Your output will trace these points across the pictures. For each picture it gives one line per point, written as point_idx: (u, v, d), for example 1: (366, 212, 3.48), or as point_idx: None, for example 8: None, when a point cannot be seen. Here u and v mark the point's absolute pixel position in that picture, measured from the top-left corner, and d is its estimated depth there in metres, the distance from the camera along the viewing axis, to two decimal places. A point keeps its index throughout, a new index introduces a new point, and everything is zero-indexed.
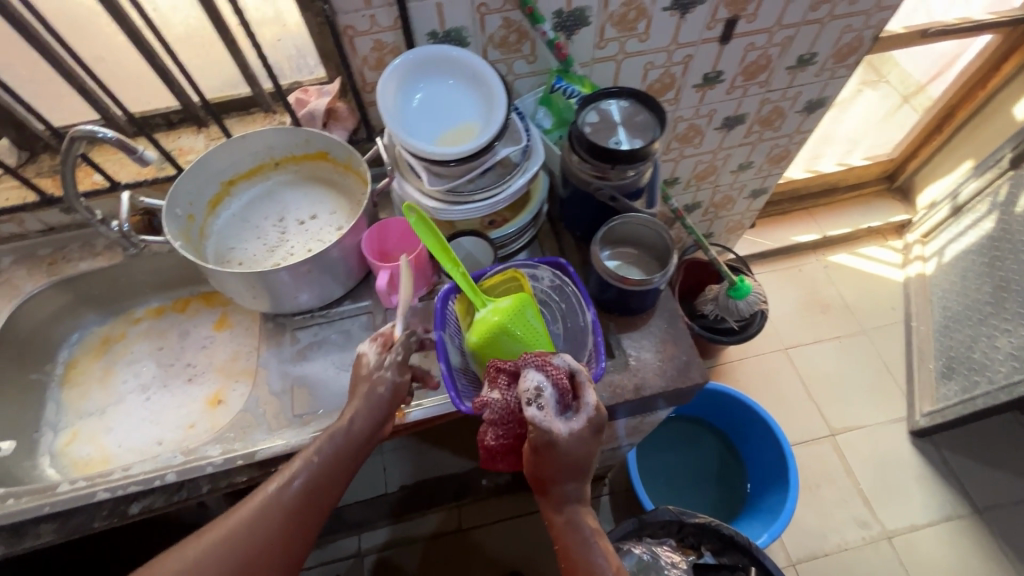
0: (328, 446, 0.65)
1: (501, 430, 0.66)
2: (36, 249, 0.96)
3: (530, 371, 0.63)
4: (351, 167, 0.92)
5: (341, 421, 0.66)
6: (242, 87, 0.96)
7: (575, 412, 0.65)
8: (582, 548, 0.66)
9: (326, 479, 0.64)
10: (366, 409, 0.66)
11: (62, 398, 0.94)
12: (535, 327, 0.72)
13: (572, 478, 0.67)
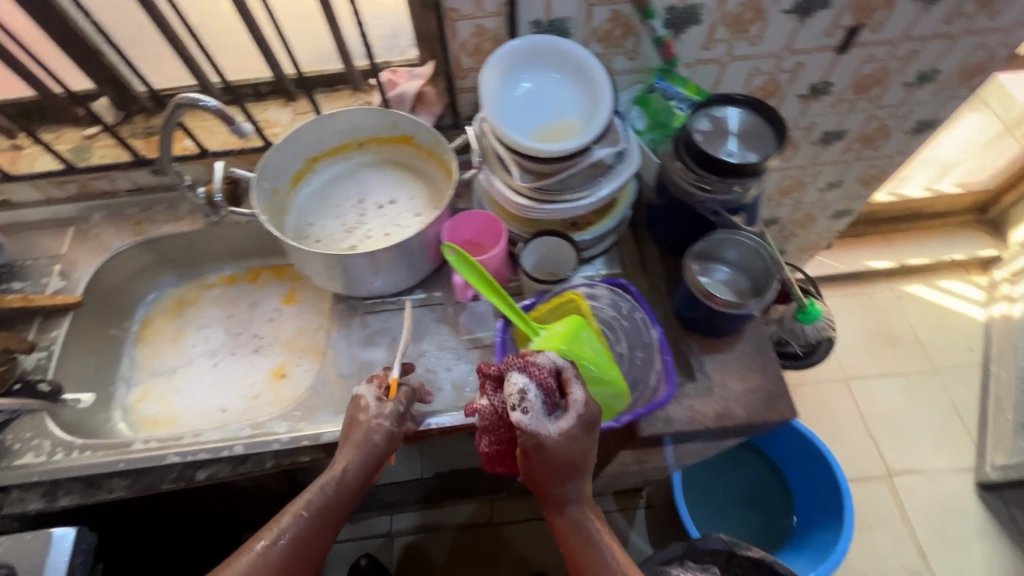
0: (319, 497, 0.64)
1: (492, 436, 0.63)
2: (124, 207, 0.98)
3: (514, 373, 0.58)
4: (434, 153, 0.90)
5: (334, 471, 0.65)
6: (332, 63, 0.95)
7: (564, 410, 0.60)
8: (588, 549, 0.66)
9: (316, 530, 0.63)
10: (355, 457, 0.65)
11: (136, 355, 0.97)
12: (593, 349, 0.68)
13: (572, 482, 0.65)
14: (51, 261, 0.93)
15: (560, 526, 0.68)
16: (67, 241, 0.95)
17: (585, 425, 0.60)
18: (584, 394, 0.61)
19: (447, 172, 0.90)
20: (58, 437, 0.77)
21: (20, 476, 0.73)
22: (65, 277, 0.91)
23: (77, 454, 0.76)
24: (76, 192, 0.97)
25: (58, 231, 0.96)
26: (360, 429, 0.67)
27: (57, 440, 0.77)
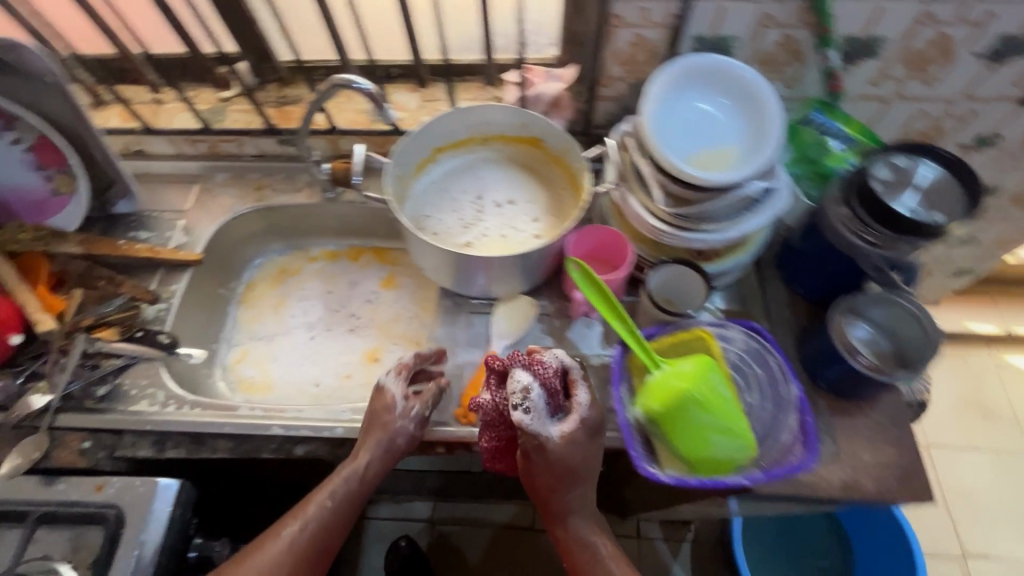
0: (342, 488, 0.69)
1: (493, 433, 0.69)
2: (247, 172, 1.00)
3: (522, 372, 0.63)
4: (561, 159, 0.88)
5: (357, 466, 0.70)
6: (468, 54, 0.94)
7: (568, 413, 0.67)
8: (586, 555, 0.71)
9: (336, 518, 0.68)
10: (377, 453, 0.70)
11: (239, 316, 0.99)
12: (723, 394, 0.64)
13: (575, 493, 0.71)
14: (176, 216, 0.96)
15: (559, 534, 0.73)
16: (192, 197, 0.98)
17: (591, 429, 0.67)
18: (587, 395, 0.68)
19: (574, 182, 0.87)
20: (171, 390, 0.79)
21: (136, 423, 0.76)
22: (188, 234, 0.95)
23: (187, 409, 0.78)
24: (205, 151, 1.00)
25: (185, 187, 0.99)
26: (383, 427, 0.71)
27: (170, 393, 0.79)
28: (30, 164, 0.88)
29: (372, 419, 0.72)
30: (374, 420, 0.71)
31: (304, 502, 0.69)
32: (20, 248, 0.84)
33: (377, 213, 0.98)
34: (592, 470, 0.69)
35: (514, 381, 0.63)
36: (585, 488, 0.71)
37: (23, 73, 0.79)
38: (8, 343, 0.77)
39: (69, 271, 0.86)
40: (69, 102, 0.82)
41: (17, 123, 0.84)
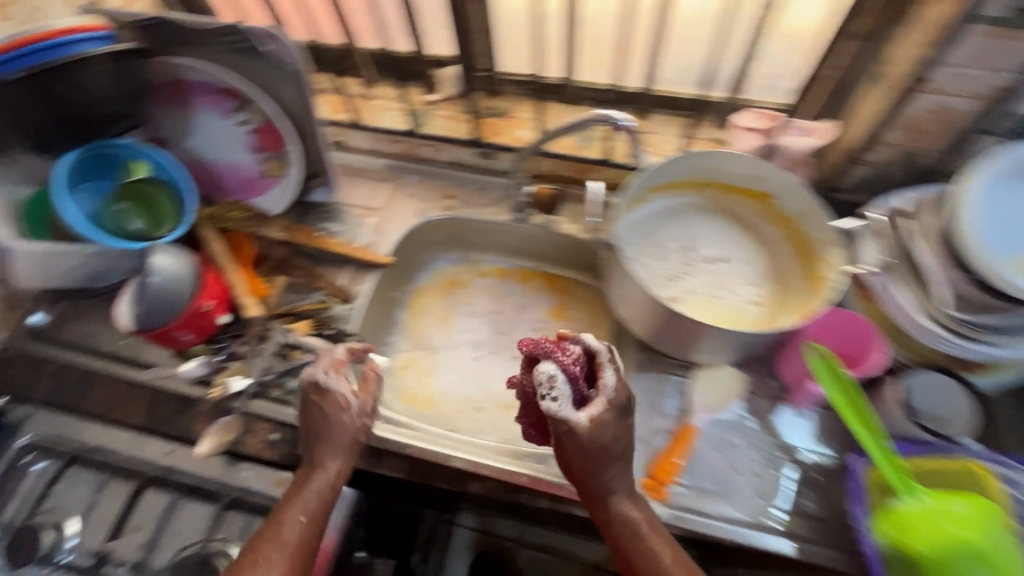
0: (318, 507, 0.62)
1: (523, 407, 0.70)
2: (439, 177, 0.98)
3: (546, 363, 0.61)
4: (789, 221, 0.79)
5: (327, 475, 0.64)
6: (696, 88, 0.87)
7: (595, 398, 0.62)
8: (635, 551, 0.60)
9: (317, 514, 0.61)
10: (337, 457, 0.66)
11: (407, 322, 0.98)
12: (1008, 550, 0.53)
13: (614, 475, 0.62)
14: (366, 213, 0.97)
15: (607, 524, 0.62)
16: (382, 196, 0.98)
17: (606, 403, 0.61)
18: (615, 378, 0.62)
19: (800, 250, 0.78)
20: (354, 396, 0.79)
21: None
22: (376, 233, 0.95)
23: None
24: (400, 151, 1.00)
25: (376, 184, 0.99)
26: (341, 429, 0.67)
27: (353, 398, 0.78)
28: (247, 145, 0.92)
29: (316, 438, 0.66)
30: (315, 422, 0.67)
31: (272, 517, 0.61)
32: (232, 225, 0.89)
33: (563, 241, 0.93)
34: (620, 448, 0.62)
35: (539, 375, 0.61)
36: (621, 467, 0.62)
37: (272, 62, 0.81)
38: (217, 322, 0.79)
39: (272, 255, 0.89)
40: (301, 93, 0.83)
41: (248, 105, 0.88)
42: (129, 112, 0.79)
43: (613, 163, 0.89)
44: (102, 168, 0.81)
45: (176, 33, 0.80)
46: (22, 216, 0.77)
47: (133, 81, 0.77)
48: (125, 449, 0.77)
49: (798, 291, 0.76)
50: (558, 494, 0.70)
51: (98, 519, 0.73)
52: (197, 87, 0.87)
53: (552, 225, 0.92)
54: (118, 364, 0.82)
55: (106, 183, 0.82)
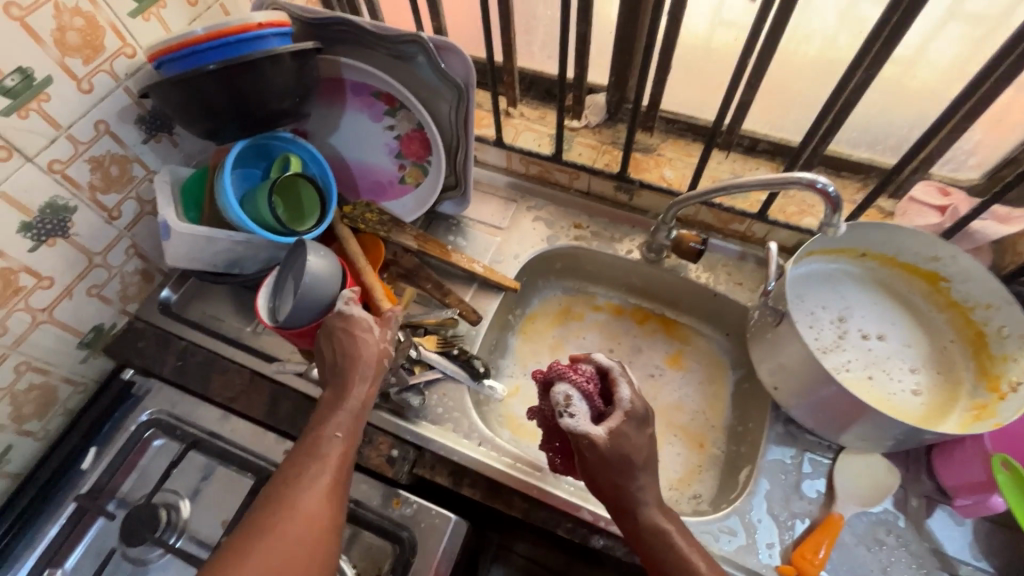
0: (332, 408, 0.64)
1: (545, 431, 0.68)
2: (570, 206, 0.96)
3: (559, 386, 0.59)
4: (960, 308, 0.74)
5: (358, 392, 0.65)
6: (860, 151, 0.84)
7: (613, 413, 0.60)
8: (663, 555, 0.57)
9: (349, 429, 0.63)
10: (368, 383, 0.66)
11: (517, 347, 0.96)
12: None
13: (639, 486, 0.59)
14: (493, 232, 0.95)
15: (642, 537, 0.58)
16: (509, 216, 0.96)
17: (625, 417, 0.59)
18: (632, 390, 0.61)
19: (971, 341, 0.73)
20: (476, 423, 0.77)
21: (443, 448, 0.74)
22: (501, 254, 0.93)
23: (487, 449, 0.74)
24: (532, 173, 0.98)
25: (504, 203, 0.98)
26: (368, 349, 0.67)
27: (474, 425, 0.77)
28: (391, 149, 0.92)
29: (352, 365, 0.66)
30: (349, 350, 0.67)
31: (312, 433, 0.62)
32: (367, 227, 0.88)
33: (694, 289, 0.90)
34: (643, 460, 0.59)
35: (557, 397, 0.59)
36: (646, 474, 0.59)
37: (439, 74, 0.80)
38: None
39: (399, 263, 0.89)
40: (459, 108, 0.82)
41: (400, 111, 0.88)
42: (298, 109, 0.80)
43: (767, 219, 0.83)
44: (255, 157, 0.83)
45: (345, 34, 0.81)
46: (180, 193, 0.79)
47: (307, 78, 0.78)
48: (245, 441, 0.77)
49: (965, 386, 0.71)
50: (575, 515, 0.69)
51: (213, 507, 0.73)
52: (352, 87, 0.87)
53: (686, 273, 0.89)
54: (243, 352, 0.83)
55: (255, 173, 0.84)
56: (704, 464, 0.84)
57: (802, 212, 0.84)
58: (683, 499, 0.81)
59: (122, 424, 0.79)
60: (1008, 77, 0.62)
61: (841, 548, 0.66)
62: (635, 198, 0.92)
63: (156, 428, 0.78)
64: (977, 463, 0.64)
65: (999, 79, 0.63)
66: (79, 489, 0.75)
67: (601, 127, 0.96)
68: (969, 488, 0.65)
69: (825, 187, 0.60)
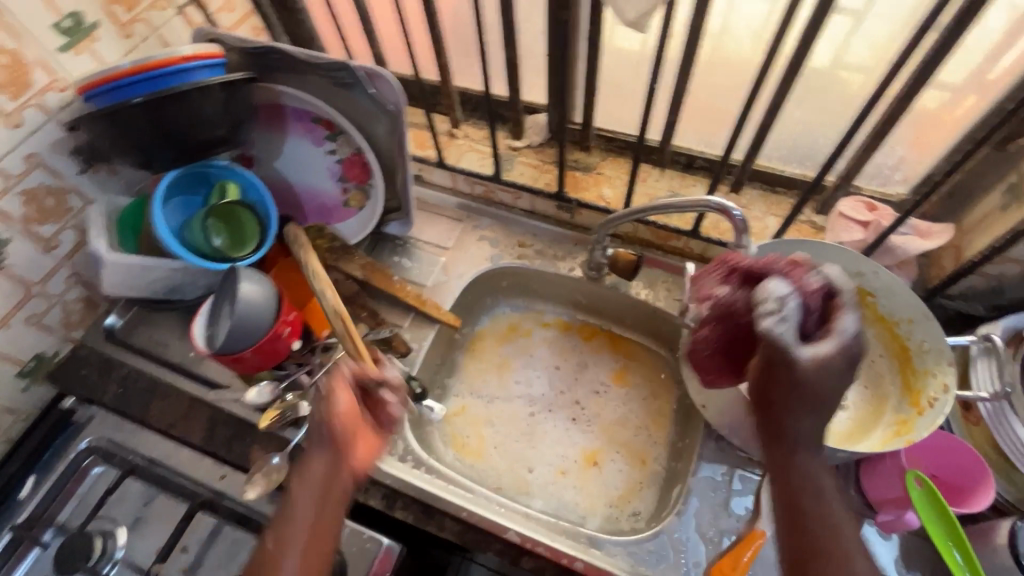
0: (298, 478, 0.58)
1: (716, 326, 0.62)
2: (514, 225, 0.97)
3: (776, 280, 0.52)
4: (887, 322, 0.73)
5: (323, 453, 0.59)
6: (792, 166, 0.84)
7: (823, 338, 0.52)
8: (820, 527, 0.50)
9: (325, 483, 0.57)
10: (316, 450, 0.59)
11: (465, 366, 0.96)
12: None
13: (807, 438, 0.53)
14: (438, 252, 0.96)
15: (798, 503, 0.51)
16: (455, 236, 0.97)
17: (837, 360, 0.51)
18: (857, 324, 0.51)
19: (896, 355, 0.72)
20: (411, 445, 0.78)
21: (376, 472, 0.75)
22: (446, 274, 0.94)
23: (419, 471, 0.75)
24: (478, 193, 0.99)
25: (450, 223, 0.99)
26: (343, 421, 0.59)
27: (410, 447, 0.77)
28: (334, 173, 0.92)
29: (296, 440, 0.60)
30: (326, 424, 0.59)
31: (280, 510, 0.57)
32: (315, 254, 0.90)
33: (635, 305, 0.90)
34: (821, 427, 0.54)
35: (772, 288, 0.51)
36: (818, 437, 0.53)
37: (372, 100, 0.82)
38: (289, 347, 0.79)
39: (340, 289, 0.88)
40: (394, 132, 0.83)
41: (339, 136, 0.89)
42: (235, 136, 0.82)
43: (701, 236, 0.85)
44: (194, 185, 0.84)
45: (278, 62, 0.81)
46: (117, 223, 0.80)
47: (241, 107, 0.79)
48: (182, 468, 0.77)
49: (889, 401, 0.71)
50: (508, 540, 0.70)
51: (148, 534, 0.74)
52: (292, 113, 0.88)
53: (627, 290, 0.89)
54: (184, 377, 0.83)
55: (196, 200, 0.85)
56: (644, 481, 0.84)
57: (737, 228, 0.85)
58: (622, 517, 0.82)
59: (63, 452, 0.80)
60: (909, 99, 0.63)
61: (765, 565, 0.67)
62: (576, 216, 0.93)
63: (95, 456, 0.78)
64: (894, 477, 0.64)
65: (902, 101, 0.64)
66: (16, 520, 0.75)
67: (544, 145, 0.97)
68: (893, 502, 0.65)
69: (732, 211, 0.64)
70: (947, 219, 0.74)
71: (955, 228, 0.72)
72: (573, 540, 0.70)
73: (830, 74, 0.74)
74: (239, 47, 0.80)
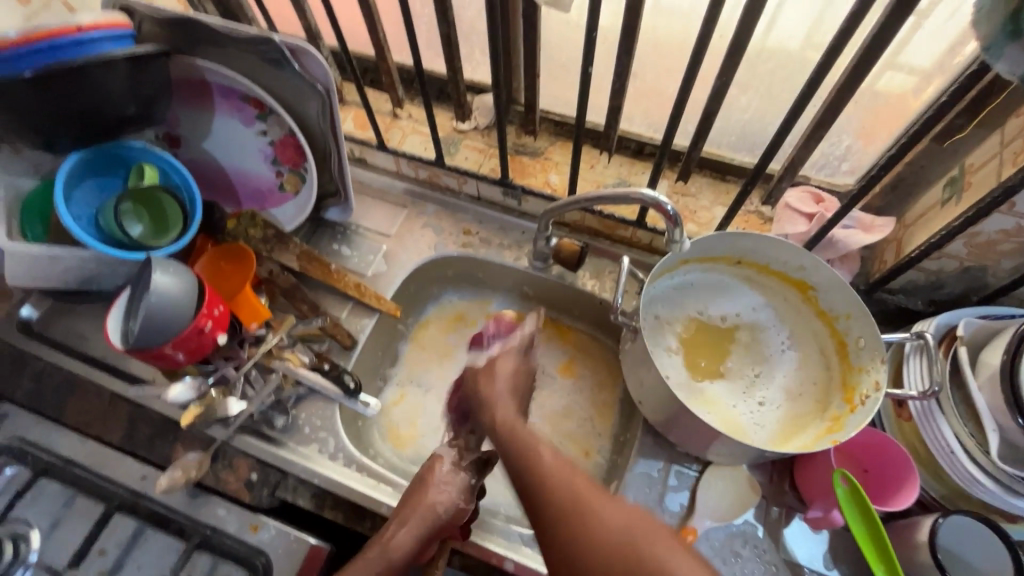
0: (404, 541, 0.61)
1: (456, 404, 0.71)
2: (459, 212, 0.93)
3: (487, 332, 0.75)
4: (828, 316, 0.73)
5: (419, 537, 0.62)
6: (741, 154, 0.82)
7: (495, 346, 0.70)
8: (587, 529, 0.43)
9: (397, 567, 0.61)
10: (416, 530, 0.62)
11: (408, 356, 0.93)
12: None
13: (507, 409, 0.59)
14: (380, 239, 0.92)
15: (524, 479, 0.49)
16: (398, 222, 0.93)
17: (512, 370, 0.63)
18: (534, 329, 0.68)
19: (833, 352, 0.72)
20: (343, 442, 0.76)
21: (303, 471, 0.74)
22: (387, 262, 0.90)
23: (350, 470, 0.74)
24: (423, 177, 0.95)
25: (393, 209, 0.94)
26: (448, 511, 0.64)
27: (341, 445, 0.76)
28: (266, 155, 0.86)
29: (418, 491, 0.65)
30: (436, 519, 0.63)
31: (378, 546, 0.61)
32: (248, 244, 0.85)
33: (581, 298, 0.87)
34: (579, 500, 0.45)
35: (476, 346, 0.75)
36: (517, 421, 0.57)
37: (299, 78, 0.74)
38: (215, 342, 0.73)
39: (276, 283, 0.83)
40: (325, 112, 0.77)
41: (270, 117, 0.82)
42: (147, 115, 0.75)
43: (647, 226, 0.82)
44: (110, 166, 0.79)
45: (196, 33, 0.73)
46: (21, 208, 0.74)
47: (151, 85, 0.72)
48: (101, 466, 0.73)
49: (825, 395, 0.71)
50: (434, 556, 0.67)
51: (63, 536, 0.70)
52: (218, 90, 0.81)
53: (574, 280, 0.85)
54: (105, 374, 0.79)
55: (115, 182, 0.80)
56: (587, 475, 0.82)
57: (684, 218, 0.82)
58: None
59: None
60: (845, 94, 0.60)
61: None
62: (523, 203, 0.90)
63: (7, 455, 0.74)
64: (824, 474, 0.64)
65: (842, 93, 0.61)
66: None
67: (491, 129, 0.93)
68: (821, 499, 0.65)
69: (667, 207, 0.63)
70: (890, 212, 0.72)
71: (898, 222, 0.71)
72: (506, 540, 0.69)
73: (775, 59, 0.71)
74: (150, 16, 0.69)
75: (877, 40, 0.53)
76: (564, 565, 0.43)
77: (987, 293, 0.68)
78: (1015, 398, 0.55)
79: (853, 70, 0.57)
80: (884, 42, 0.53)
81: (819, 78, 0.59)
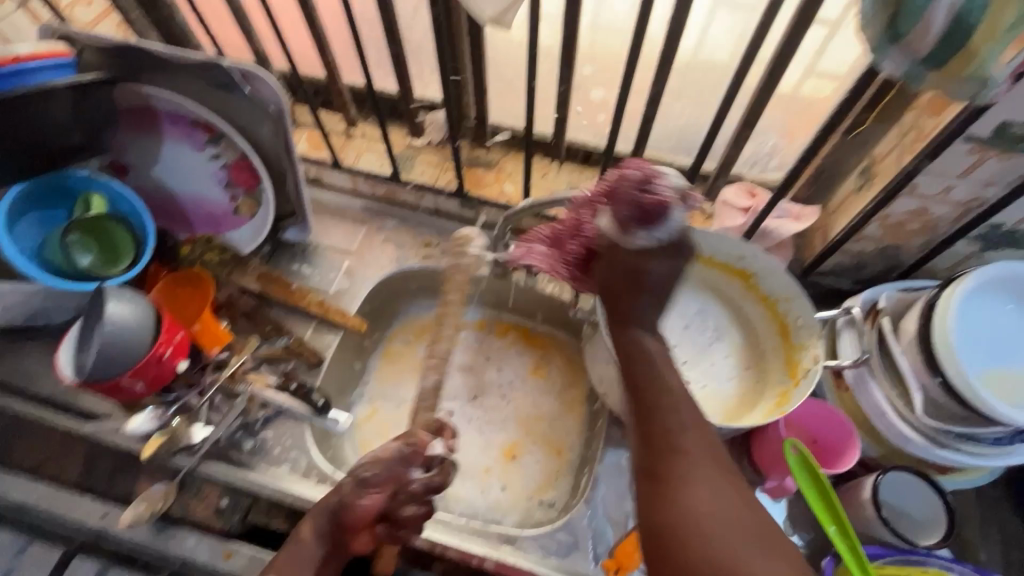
0: (324, 514, 0.64)
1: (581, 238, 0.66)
2: (419, 225, 0.95)
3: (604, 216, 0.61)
4: (770, 301, 0.77)
5: (330, 501, 0.64)
6: (680, 156, 0.87)
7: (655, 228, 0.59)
8: (698, 500, 0.48)
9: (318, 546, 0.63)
10: (319, 518, 0.64)
11: (377, 371, 0.93)
12: None
13: (690, 475, 0.50)
14: (341, 256, 0.92)
15: (689, 462, 0.50)
16: (359, 239, 0.94)
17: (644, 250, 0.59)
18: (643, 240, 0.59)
19: (777, 334, 0.77)
20: (316, 460, 0.76)
21: (276, 492, 0.73)
22: (350, 279, 0.91)
23: (324, 487, 0.74)
24: (381, 194, 0.96)
25: (353, 226, 0.95)
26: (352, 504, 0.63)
27: (314, 463, 0.75)
28: (220, 179, 0.85)
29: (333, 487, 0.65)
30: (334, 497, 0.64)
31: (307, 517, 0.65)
32: (205, 269, 0.84)
33: (543, 300, 0.89)
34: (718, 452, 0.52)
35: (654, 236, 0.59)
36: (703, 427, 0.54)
37: (251, 101, 0.75)
38: (176, 370, 0.72)
39: (236, 305, 0.84)
40: (279, 133, 0.78)
41: (222, 140, 0.82)
42: (92, 145, 0.73)
43: None
44: (54, 198, 0.77)
45: (144, 60, 0.72)
46: None
47: (94, 112, 0.71)
48: (56, 509, 0.71)
49: (771, 374, 0.76)
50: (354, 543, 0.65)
51: None
52: (166, 116, 0.80)
53: (534, 284, 0.88)
54: (53, 413, 0.75)
55: (61, 215, 0.78)
56: (560, 471, 0.84)
57: None
58: (538, 506, 0.82)
59: None
60: (764, 96, 0.66)
61: None
62: (480, 213, 0.93)
63: None
64: (776, 446, 0.69)
65: (761, 95, 0.66)
66: None
67: (445, 143, 0.95)
68: (777, 469, 0.70)
69: None
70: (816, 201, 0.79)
71: (823, 210, 0.78)
72: (485, 541, 0.71)
73: None
74: (94, 45, 0.70)
75: (787, 46, 0.59)
76: (688, 552, 0.46)
77: (904, 268, 0.76)
78: (930, 358, 0.62)
79: (768, 75, 0.64)
80: (791, 49, 0.59)
81: (741, 83, 0.65)
